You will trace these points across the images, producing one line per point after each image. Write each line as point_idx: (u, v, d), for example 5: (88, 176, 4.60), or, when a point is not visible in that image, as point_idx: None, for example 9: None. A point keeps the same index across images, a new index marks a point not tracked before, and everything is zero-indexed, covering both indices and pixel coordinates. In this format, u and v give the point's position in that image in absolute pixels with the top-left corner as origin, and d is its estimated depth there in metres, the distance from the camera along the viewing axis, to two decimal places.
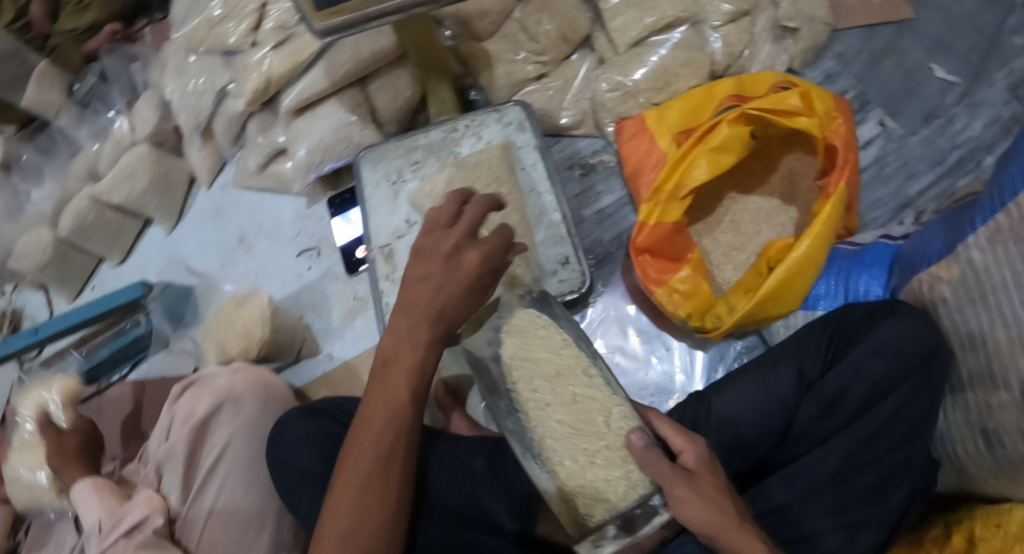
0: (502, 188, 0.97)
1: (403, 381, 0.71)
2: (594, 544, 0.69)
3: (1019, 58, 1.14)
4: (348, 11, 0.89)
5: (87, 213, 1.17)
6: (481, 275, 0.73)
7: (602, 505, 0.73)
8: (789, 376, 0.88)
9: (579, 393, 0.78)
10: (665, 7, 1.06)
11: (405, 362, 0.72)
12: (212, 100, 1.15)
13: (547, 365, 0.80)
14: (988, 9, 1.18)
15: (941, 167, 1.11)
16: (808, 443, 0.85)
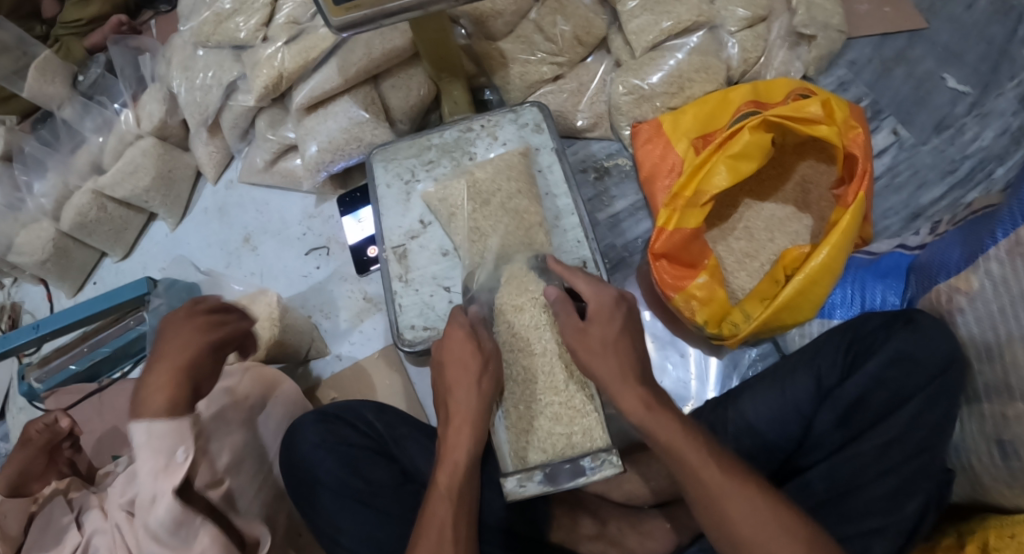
0: (525, 196, 0.94)
1: (444, 477, 0.70)
2: (517, 483, 0.73)
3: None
4: (365, 7, 0.87)
5: (90, 208, 1.15)
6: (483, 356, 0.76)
7: (539, 451, 0.76)
8: (806, 385, 0.86)
9: (549, 344, 0.81)
10: (681, 11, 1.05)
11: (456, 460, 0.71)
12: (220, 94, 1.12)
13: (530, 316, 0.82)
14: (997, 19, 1.19)
15: (951, 177, 1.11)
16: (824, 452, 0.85)
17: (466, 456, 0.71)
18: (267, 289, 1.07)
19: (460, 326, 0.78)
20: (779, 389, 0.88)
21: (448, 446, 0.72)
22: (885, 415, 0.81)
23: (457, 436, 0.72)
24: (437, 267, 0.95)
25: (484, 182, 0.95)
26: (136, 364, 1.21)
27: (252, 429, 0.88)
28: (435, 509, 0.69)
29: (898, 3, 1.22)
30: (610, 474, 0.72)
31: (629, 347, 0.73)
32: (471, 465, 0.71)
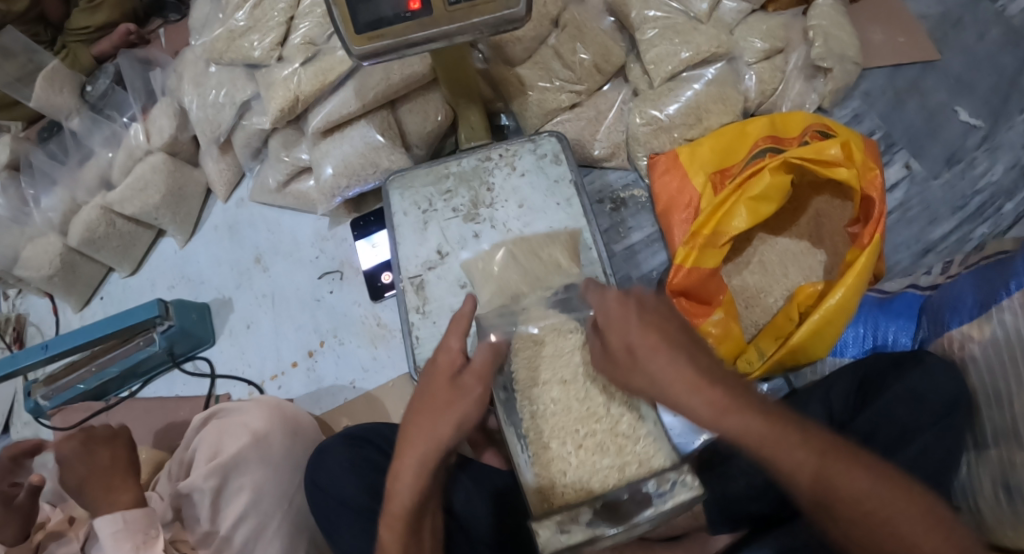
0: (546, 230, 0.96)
1: (387, 532, 0.71)
2: (559, 529, 0.68)
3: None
4: (390, 36, 0.87)
5: (98, 224, 1.14)
6: (452, 391, 0.73)
7: (583, 493, 0.73)
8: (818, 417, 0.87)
9: (579, 369, 0.78)
10: (700, 41, 1.05)
11: (395, 508, 0.71)
12: (233, 113, 1.11)
13: (553, 346, 0.80)
14: (1008, 50, 1.17)
15: (962, 213, 1.10)
16: None
17: (404, 504, 0.71)
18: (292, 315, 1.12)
19: (448, 352, 0.75)
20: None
21: (398, 483, 0.72)
22: (893, 451, 0.81)
23: (406, 457, 0.72)
24: (455, 299, 0.95)
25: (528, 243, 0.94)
26: (144, 383, 1.17)
27: (271, 464, 0.90)
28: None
29: (913, 31, 1.20)
30: (686, 497, 0.68)
31: (672, 350, 0.68)
32: (413, 514, 0.71)
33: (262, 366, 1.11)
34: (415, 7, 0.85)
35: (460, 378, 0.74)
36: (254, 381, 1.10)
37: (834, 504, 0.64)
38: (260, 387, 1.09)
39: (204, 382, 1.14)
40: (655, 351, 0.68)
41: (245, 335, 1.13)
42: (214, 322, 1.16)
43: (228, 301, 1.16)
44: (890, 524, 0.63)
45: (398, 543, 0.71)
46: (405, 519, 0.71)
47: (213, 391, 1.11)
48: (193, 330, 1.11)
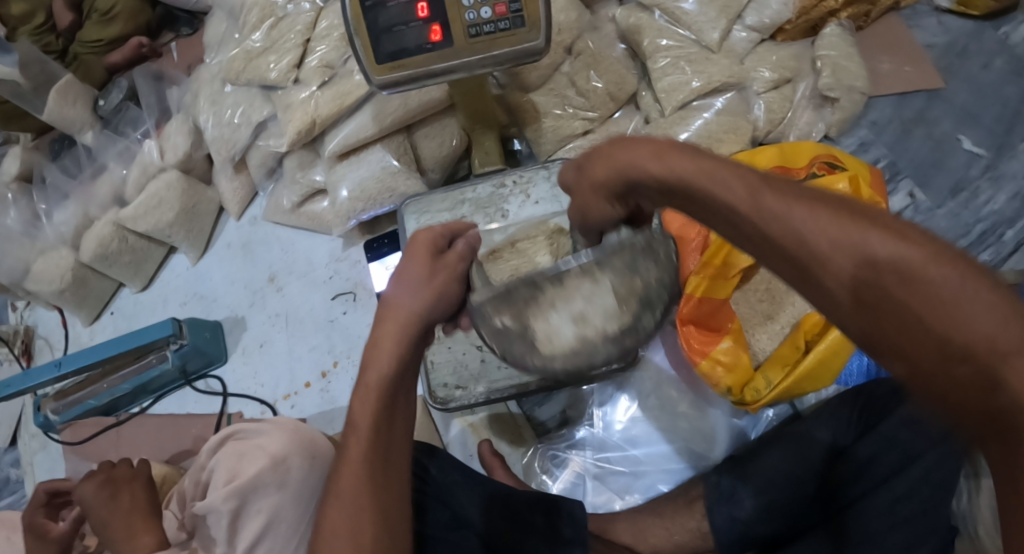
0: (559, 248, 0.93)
1: (359, 447, 0.70)
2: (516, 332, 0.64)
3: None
4: (411, 66, 0.87)
5: (111, 240, 1.14)
6: (428, 269, 0.72)
7: None
8: (822, 443, 0.88)
9: None
10: (713, 72, 1.08)
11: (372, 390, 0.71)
12: (249, 134, 1.12)
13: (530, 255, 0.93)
14: (1013, 79, 1.19)
15: (965, 240, 1.12)
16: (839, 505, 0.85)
17: (378, 375, 0.71)
18: (305, 334, 1.14)
19: (429, 232, 0.75)
20: (796, 448, 0.89)
21: (375, 351, 0.71)
22: (894, 474, 0.81)
23: (383, 329, 0.72)
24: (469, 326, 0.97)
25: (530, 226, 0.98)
26: (155, 400, 1.17)
27: (290, 490, 0.90)
28: (350, 449, 0.71)
29: (918, 62, 1.21)
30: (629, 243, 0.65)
31: (613, 163, 0.61)
32: (386, 390, 0.71)
33: (275, 385, 1.12)
34: (436, 38, 0.87)
35: (441, 258, 0.73)
36: (267, 400, 1.12)
37: (812, 241, 0.50)
38: (273, 406, 1.11)
39: (215, 400, 1.14)
40: (640, 160, 0.59)
41: (257, 355, 1.15)
42: (226, 340, 1.17)
43: (241, 320, 1.18)
44: (887, 245, 0.48)
45: (367, 420, 0.71)
46: (378, 390, 0.71)
47: (226, 409, 1.13)
48: (206, 349, 1.12)
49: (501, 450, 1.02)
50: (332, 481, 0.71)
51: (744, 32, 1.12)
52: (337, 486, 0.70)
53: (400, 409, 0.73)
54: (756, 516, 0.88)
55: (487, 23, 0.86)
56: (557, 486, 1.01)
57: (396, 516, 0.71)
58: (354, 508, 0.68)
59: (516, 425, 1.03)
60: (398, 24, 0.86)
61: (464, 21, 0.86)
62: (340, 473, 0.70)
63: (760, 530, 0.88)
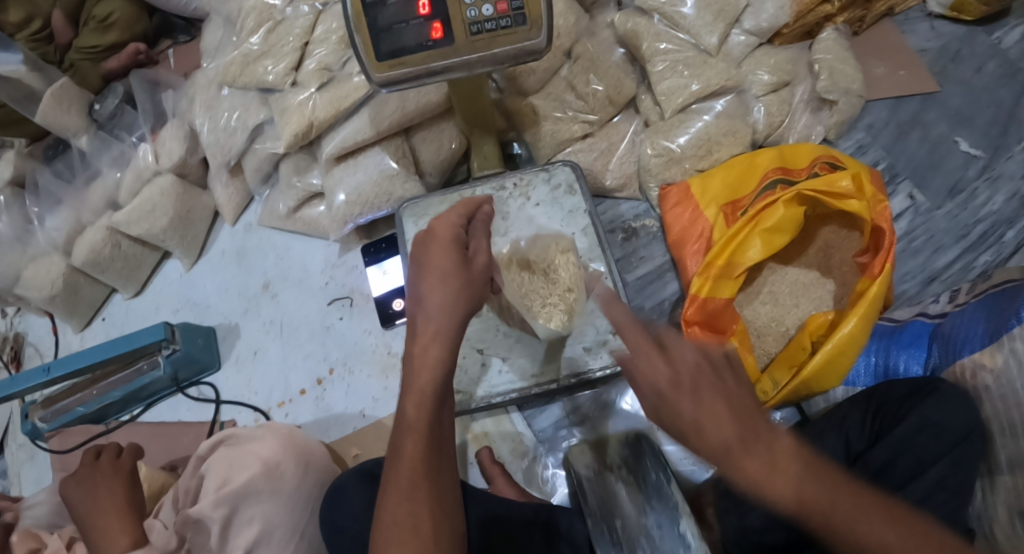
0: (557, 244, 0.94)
1: (414, 441, 0.70)
2: None
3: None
4: (410, 64, 0.86)
5: (103, 245, 1.12)
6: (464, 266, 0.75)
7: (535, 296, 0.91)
8: (834, 449, 0.84)
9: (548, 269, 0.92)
10: (710, 75, 1.08)
11: (417, 386, 0.71)
12: (245, 137, 1.10)
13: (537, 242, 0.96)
14: (1005, 81, 1.17)
15: (964, 241, 1.08)
16: None
17: (430, 380, 0.71)
18: (300, 340, 1.12)
19: (450, 224, 0.78)
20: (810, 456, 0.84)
21: (424, 357, 0.72)
22: (911, 482, 0.78)
23: (425, 347, 0.72)
24: (467, 330, 0.95)
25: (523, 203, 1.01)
26: (146, 408, 1.14)
27: (283, 496, 0.89)
28: (405, 442, 0.70)
29: (913, 67, 1.19)
30: None
31: None
32: (438, 390, 0.72)
33: (269, 393, 1.10)
34: (437, 36, 0.86)
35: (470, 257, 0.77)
36: (260, 408, 1.09)
37: None
38: (266, 414, 1.09)
39: (207, 407, 1.12)
40: None
41: (250, 362, 1.13)
42: (220, 347, 1.15)
43: (235, 327, 1.15)
44: None
45: (420, 418, 0.71)
46: (433, 394, 0.71)
47: (218, 417, 1.11)
48: (198, 356, 1.10)
49: (501, 457, 1.00)
50: (386, 473, 0.70)
51: (741, 36, 1.12)
52: (393, 477, 0.70)
53: (444, 408, 0.74)
54: (766, 526, 0.80)
55: (488, 21, 0.86)
56: (560, 493, 0.99)
57: (449, 505, 0.71)
58: (413, 500, 0.68)
59: (518, 431, 1.00)
60: (398, 22, 0.86)
61: (465, 19, 0.86)
62: (394, 465, 0.70)
63: (769, 540, 0.80)
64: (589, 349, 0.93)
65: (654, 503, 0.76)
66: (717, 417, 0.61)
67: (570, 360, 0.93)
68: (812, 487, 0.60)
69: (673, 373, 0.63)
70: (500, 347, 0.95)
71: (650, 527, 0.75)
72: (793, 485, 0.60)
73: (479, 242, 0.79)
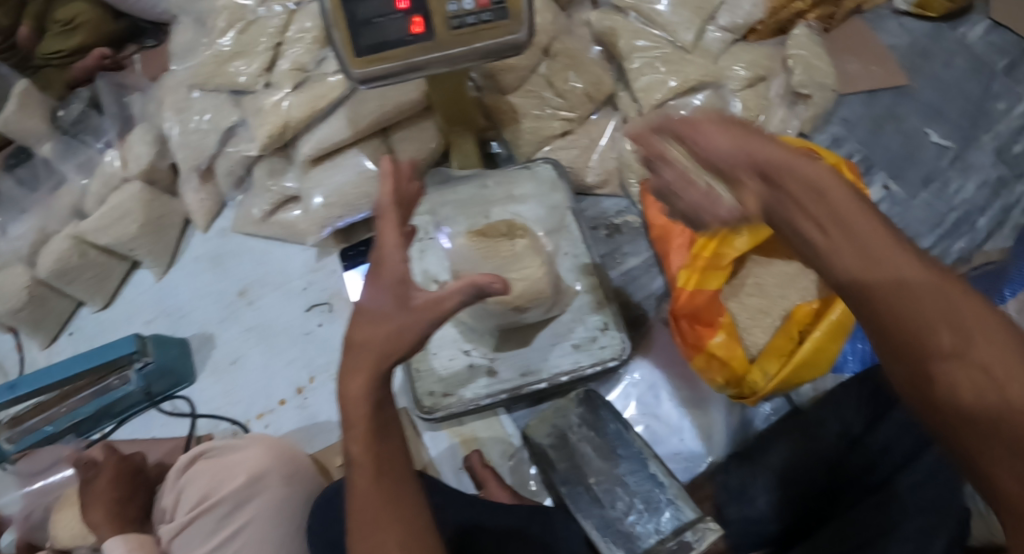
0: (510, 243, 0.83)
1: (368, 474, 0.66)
2: None
3: (1004, 123, 1.14)
4: (392, 59, 0.85)
5: (71, 254, 1.08)
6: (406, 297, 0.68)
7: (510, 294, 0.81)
8: (834, 431, 0.81)
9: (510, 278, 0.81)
10: (688, 71, 1.08)
11: (366, 412, 0.66)
12: (217, 140, 1.08)
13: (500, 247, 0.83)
14: (972, 75, 1.19)
15: (941, 229, 1.09)
16: (859, 492, 0.78)
17: (364, 383, 0.66)
18: (279, 348, 1.08)
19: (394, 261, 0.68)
20: (805, 436, 0.82)
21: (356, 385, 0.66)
22: (918, 453, 0.76)
23: None
24: (455, 329, 0.92)
25: (491, 194, 0.99)
26: (118, 424, 1.10)
27: (267, 509, 0.86)
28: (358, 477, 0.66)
29: (883, 61, 1.20)
30: None
31: None
32: (378, 422, 0.66)
33: (247, 405, 1.06)
34: (417, 31, 0.85)
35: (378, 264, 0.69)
36: (238, 421, 1.05)
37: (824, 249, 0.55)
38: (246, 427, 1.05)
39: (182, 422, 1.08)
40: None
41: (228, 372, 1.09)
42: (195, 359, 1.11)
43: (211, 336, 1.11)
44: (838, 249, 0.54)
45: (367, 448, 0.66)
46: (368, 422, 0.66)
47: (194, 432, 1.06)
48: (173, 367, 1.07)
49: (492, 460, 0.96)
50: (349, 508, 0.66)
51: (717, 32, 1.13)
52: (357, 512, 0.66)
53: (396, 431, 0.68)
54: (769, 514, 0.80)
55: (469, 15, 0.85)
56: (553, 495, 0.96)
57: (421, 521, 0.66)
58: (376, 533, 0.64)
59: (508, 433, 0.97)
60: (378, 16, 0.85)
61: (445, 13, 0.85)
62: (356, 497, 0.66)
63: (771, 529, 0.79)
64: (576, 345, 0.91)
65: (621, 452, 0.87)
66: (861, 210, 0.54)
67: (559, 356, 0.90)
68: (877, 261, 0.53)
69: (830, 194, 0.55)
70: (487, 347, 0.92)
71: (623, 475, 0.86)
72: (856, 272, 0.53)
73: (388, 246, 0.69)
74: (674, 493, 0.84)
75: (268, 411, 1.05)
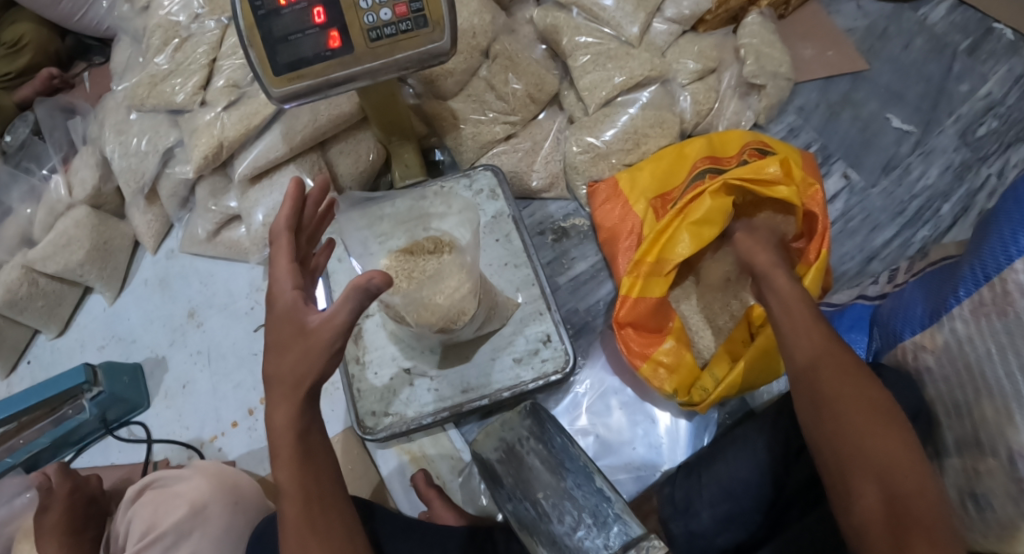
0: (441, 258, 0.80)
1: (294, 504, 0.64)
2: None
3: (967, 105, 1.10)
4: (310, 76, 0.83)
5: (19, 284, 1.08)
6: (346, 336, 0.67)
7: (437, 313, 0.79)
8: (775, 444, 0.78)
9: (436, 298, 0.79)
10: (634, 66, 1.05)
11: (284, 448, 0.65)
12: (157, 162, 1.06)
13: (427, 265, 0.80)
14: (933, 56, 1.15)
15: (902, 218, 1.05)
16: (800, 508, 0.76)
17: (290, 412, 0.65)
18: (228, 370, 1.08)
19: (285, 292, 0.67)
20: (748, 450, 0.79)
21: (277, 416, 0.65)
22: None
23: None
24: (395, 347, 0.91)
25: (427, 203, 0.96)
26: (78, 452, 1.09)
27: (214, 536, 0.86)
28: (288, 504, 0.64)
29: (839, 44, 1.17)
30: None
31: None
32: (301, 451, 0.65)
33: (201, 427, 1.05)
34: (335, 45, 0.83)
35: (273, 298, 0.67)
36: (192, 444, 1.05)
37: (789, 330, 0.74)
38: (199, 450, 1.04)
39: (139, 448, 1.07)
40: None
41: (180, 397, 1.08)
42: (148, 384, 1.10)
43: (162, 360, 1.11)
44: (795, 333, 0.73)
45: (292, 479, 0.64)
46: (294, 449, 0.64)
47: (150, 457, 1.05)
48: (126, 395, 1.05)
49: (440, 476, 0.95)
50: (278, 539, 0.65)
51: (664, 24, 1.09)
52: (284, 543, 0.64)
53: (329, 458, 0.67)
54: (714, 527, 0.79)
55: (387, 25, 0.82)
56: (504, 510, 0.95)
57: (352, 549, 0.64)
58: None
59: (456, 449, 0.96)
60: (294, 32, 0.82)
61: (362, 25, 0.82)
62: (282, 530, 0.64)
63: (717, 543, 0.79)
64: (519, 359, 0.89)
65: (568, 466, 0.84)
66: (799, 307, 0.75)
67: (499, 370, 0.89)
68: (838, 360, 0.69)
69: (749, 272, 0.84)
70: (427, 363, 0.90)
71: (569, 489, 0.82)
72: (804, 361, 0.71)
73: (278, 277, 0.68)
74: (620, 507, 0.80)
75: (219, 433, 1.05)
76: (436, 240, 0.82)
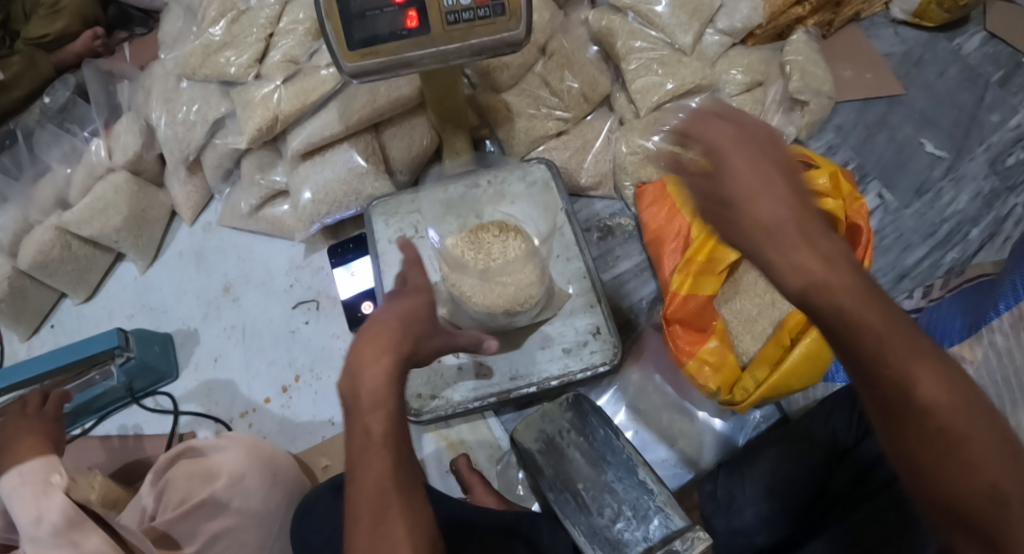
0: (510, 246, 0.84)
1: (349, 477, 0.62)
2: None
3: (998, 134, 1.14)
4: (383, 54, 0.84)
5: (52, 246, 1.06)
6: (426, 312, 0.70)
7: (504, 295, 0.81)
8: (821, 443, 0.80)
9: (506, 282, 0.82)
10: (684, 74, 1.07)
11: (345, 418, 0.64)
12: (205, 132, 1.06)
13: (497, 251, 0.83)
14: (966, 85, 1.18)
15: (933, 239, 1.08)
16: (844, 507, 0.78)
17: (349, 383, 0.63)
18: (263, 347, 1.07)
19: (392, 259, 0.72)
20: (793, 452, 0.81)
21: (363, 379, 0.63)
22: None
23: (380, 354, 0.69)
24: None
25: (482, 193, 0.98)
26: (99, 420, 1.06)
27: (254, 505, 0.86)
28: (367, 469, 0.60)
29: (878, 67, 1.20)
30: None
31: None
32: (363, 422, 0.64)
33: (231, 402, 1.04)
34: (412, 25, 0.83)
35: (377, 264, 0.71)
36: (222, 419, 1.03)
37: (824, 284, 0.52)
38: (228, 425, 1.03)
39: (165, 419, 1.05)
40: None
41: (210, 370, 1.07)
42: (177, 354, 1.09)
43: (193, 333, 1.09)
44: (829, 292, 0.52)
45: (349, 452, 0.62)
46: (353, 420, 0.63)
47: (176, 430, 1.04)
48: (154, 363, 1.04)
49: (478, 464, 0.96)
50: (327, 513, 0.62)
51: (716, 35, 1.12)
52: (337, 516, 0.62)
53: None
54: (756, 525, 0.79)
55: (465, 10, 0.83)
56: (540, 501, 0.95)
57: None
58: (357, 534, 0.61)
59: (494, 437, 0.96)
60: (371, 10, 0.83)
61: (441, 8, 0.83)
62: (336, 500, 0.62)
63: (758, 540, 0.79)
64: (568, 350, 0.90)
65: (609, 459, 0.82)
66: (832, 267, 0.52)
67: (548, 360, 0.89)
68: (913, 344, 0.51)
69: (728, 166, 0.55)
70: None
71: (610, 482, 0.80)
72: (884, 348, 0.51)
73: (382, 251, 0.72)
74: (664, 500, 0.77)
75: (252, 410, 1.03)
76: (504, 226, 0.85)
